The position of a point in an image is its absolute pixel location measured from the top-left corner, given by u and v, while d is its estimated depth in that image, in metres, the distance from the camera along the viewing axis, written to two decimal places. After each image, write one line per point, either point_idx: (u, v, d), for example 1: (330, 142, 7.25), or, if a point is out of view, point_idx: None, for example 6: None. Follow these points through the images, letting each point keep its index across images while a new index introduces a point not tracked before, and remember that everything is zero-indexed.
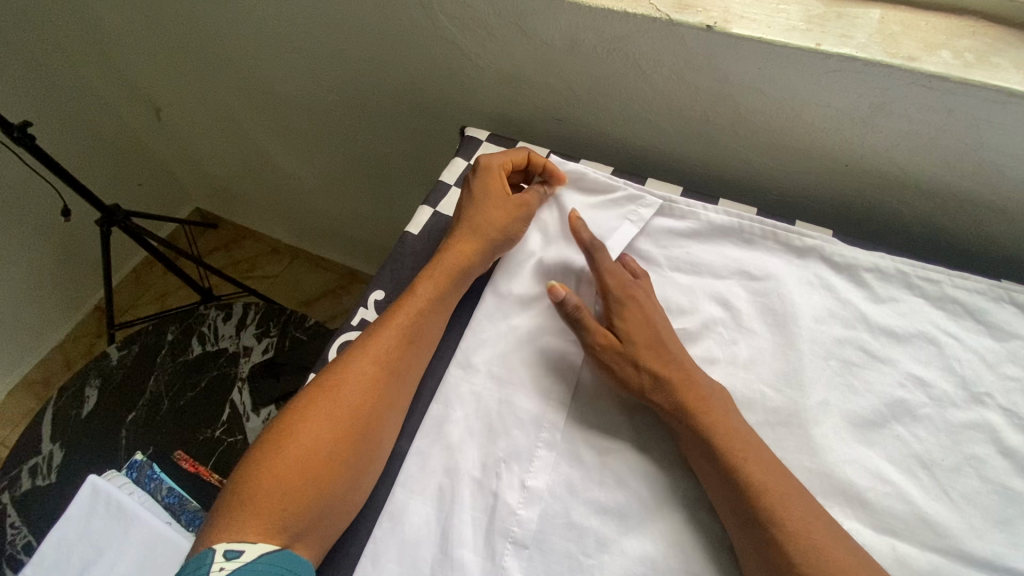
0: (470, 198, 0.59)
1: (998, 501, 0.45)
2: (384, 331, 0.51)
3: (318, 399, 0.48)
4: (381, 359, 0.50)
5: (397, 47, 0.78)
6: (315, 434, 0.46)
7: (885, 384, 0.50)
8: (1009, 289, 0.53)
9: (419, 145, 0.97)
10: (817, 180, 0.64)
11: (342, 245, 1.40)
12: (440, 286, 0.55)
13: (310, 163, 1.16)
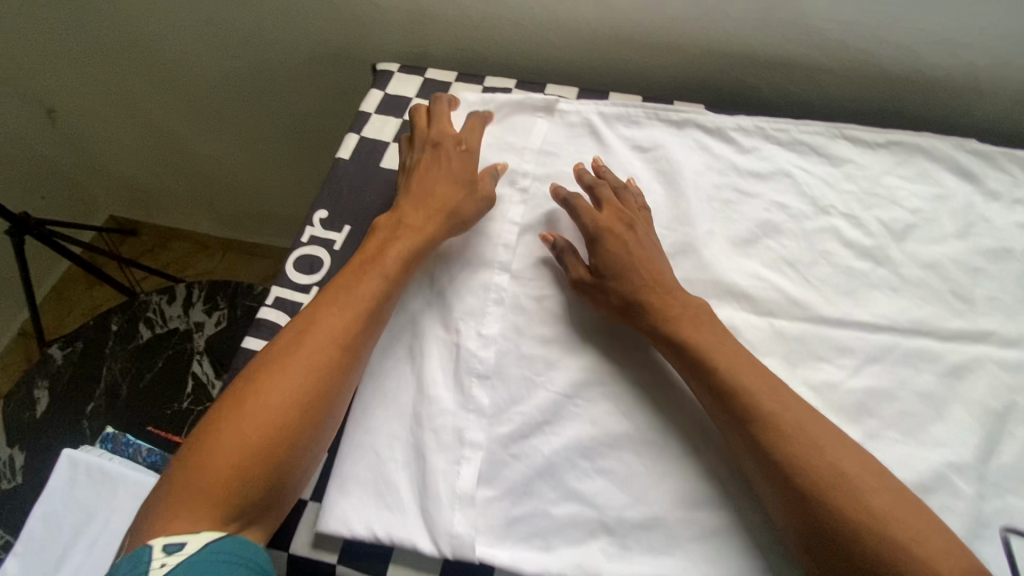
0: (435, 167, 0.60)
1: (845, 279, 0.58)
2: (340, 307, 0.50)
3: (274, 380, 0.45)
4: (332, 346, 0.48)
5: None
6: (271, 418, 0.44)
7: (755, 211, 0.62)
8: (839, 129, 0.67)
9: (332, 98, 1.00)
10: (690, 68, 0.75)
11: (267, 226, 1.41)
12: (399, 261, 0.54)
13: (221, 137, 1.15)
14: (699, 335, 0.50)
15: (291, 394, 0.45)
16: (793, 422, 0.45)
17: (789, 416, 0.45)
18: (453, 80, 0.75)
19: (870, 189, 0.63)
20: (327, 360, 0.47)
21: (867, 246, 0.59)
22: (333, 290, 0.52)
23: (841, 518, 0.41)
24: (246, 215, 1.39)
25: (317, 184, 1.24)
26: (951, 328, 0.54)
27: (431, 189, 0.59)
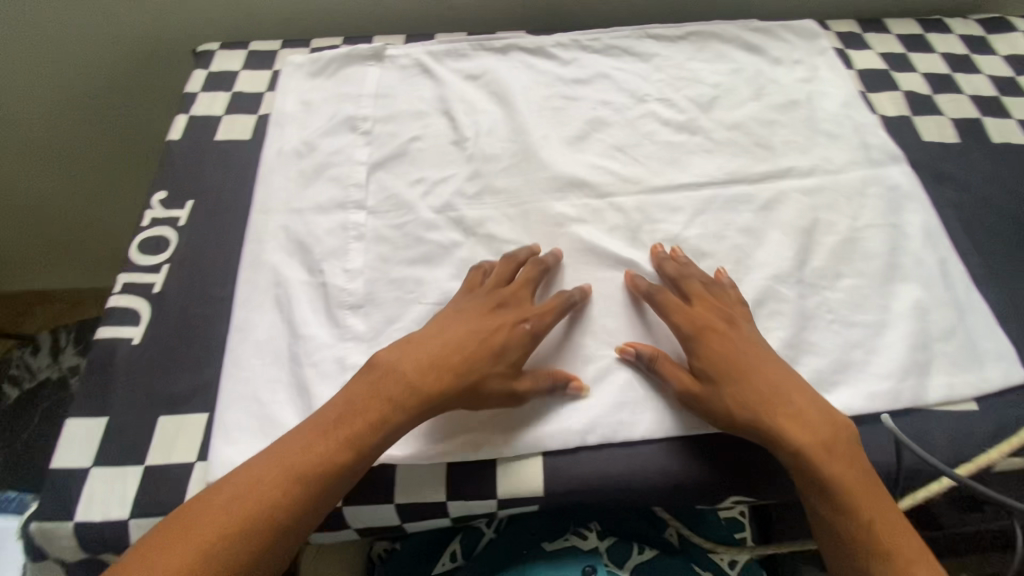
0: (472, 320, 0.49)
1: (668, 152, 0.64)
2: (367, 401, 0.45)
3: (300, 463, 0.43)
4: (364, 434, 0.44)
5: None
6: (264, 509, 0.41)
7: (583, 112, 0.67)
8: (644, 30, 0.74)
9: (122, 49, 0.86)
10: (507, 6, 0.79)
11: (112, 252, 1.17)
12: (446, 352, 0.47)
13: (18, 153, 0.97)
14: (799, 431, 0.45)
15: (286, 487, 0.42)
16: (843, 476, 0.44)
17: (844, 473, 0.44)
18: (280, 48, 0.75)
19: (678, 75, 0.71)
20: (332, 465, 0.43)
21: (682, 121, 0.67)
22: (376, 374, 0.46)
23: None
24: (104, 259, 1.18)
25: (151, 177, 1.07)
26: (759, 171, 0.62)
27: (472, 324, 0.49)
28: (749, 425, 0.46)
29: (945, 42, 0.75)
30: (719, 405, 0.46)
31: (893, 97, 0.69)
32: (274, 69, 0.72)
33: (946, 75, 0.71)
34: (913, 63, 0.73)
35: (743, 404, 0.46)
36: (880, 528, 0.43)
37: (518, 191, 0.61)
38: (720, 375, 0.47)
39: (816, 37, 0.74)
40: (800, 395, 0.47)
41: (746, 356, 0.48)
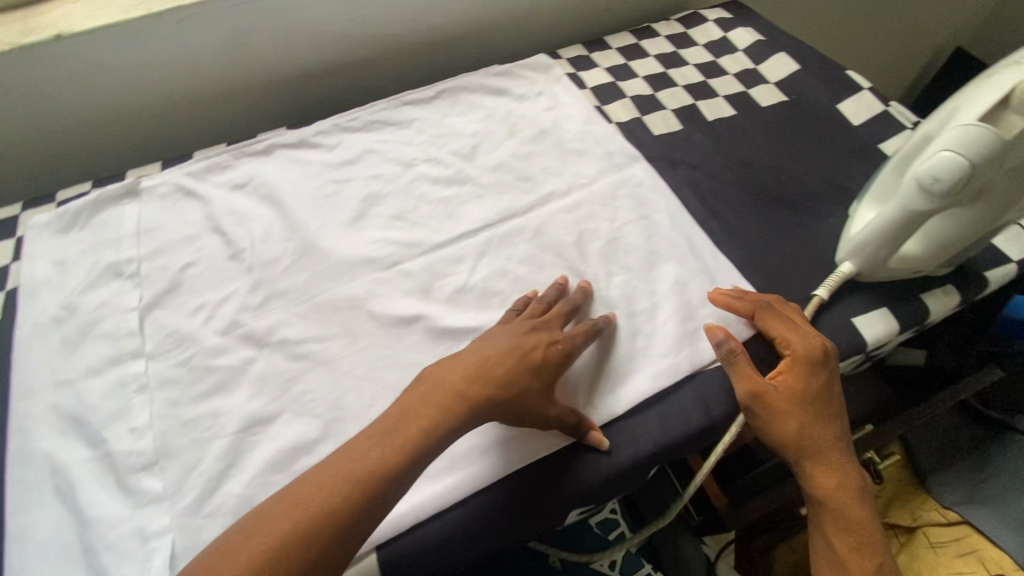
0: (519, 336, 0.52)
1: (443, 205, 0.68)
2: (422, 400, 0.48)
3: (359, 468, 0.44)
4: (417, 438, 0.46)
5: None
6: (323, 498, 0.42)
7: (356, 190, 0.70)
8: (398, 99, 0.79)
9: None
10: (265, 102, 0.81)
11: None
12: (494, 377, 0.49)
13: None
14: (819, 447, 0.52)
15: (351, 472, 0.44)
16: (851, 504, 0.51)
17: (849, 499, 0.51)
18: (22, 210, 0.70)
19: (438, 132, 0.76)
20: (400, 445, 0.45)
21: (450, 175, 0.71)
22: (418, 396, 0.48)
23: None
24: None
25: None
26: (525, 202, 0.68)
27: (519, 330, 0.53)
28: (789, 434, 0.51)
29: (656, 45, 0.87)
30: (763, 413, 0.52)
31: (623, 104, 0.79)
32: (19, 236, 0.67)
33: (661, 74, 0.82)
34: (634, 70, 0.83)
35: (778, 406, 0.51)
36: (870, 546, 0.50)
37: (304, 288, 0.61)
38: (785, 380, 0.52)
39: (549, 69, 0.82)
40: (828, 420, 0.53)
41: (813, 382, 0.53)
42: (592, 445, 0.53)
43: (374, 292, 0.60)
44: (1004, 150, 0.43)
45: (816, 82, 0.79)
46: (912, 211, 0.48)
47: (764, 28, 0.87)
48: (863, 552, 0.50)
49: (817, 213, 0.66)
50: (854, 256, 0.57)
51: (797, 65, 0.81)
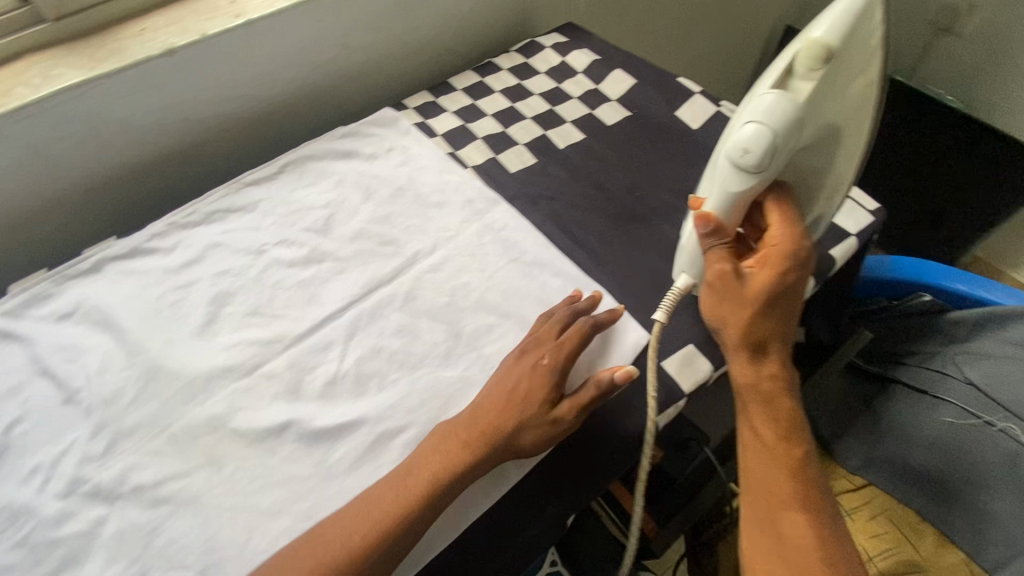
0: (513, 378, 0.53)
1: (302, 290, 0.64)
2: (453, 427, 0.51)
3: (393, 503, 0.47)
4: (439, 467, 0.49)
5: None
6: (354, 538, 0.46)
7: (203, 293, 0.64)
8: (238, 181, 0.74)
9: None
10: (92, 212, 0.73)
11: None
12: (494, 411, 0.51)
13: None
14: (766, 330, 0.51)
15: (376, 513, 0.47)
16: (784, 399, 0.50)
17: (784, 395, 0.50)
18: None
19: (288, 210, 0.72)
20: (420, 488, 0.48)
21: (307, 255, 0.67)
22: (444, 424, 0.52)
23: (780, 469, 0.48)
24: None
25: None
26: (390, 268, 0.65)
27: (513, 372, 0.54)
28: (739, 310, 0.51)
29: (500, 78, 0.87)
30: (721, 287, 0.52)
31: (476, 146, 0.78)
32: None
33: (509, 108, 0.82)
34: (482, 108, 0.83)
35: (738, 279, 0.52)
36: (798, 442, 0.49)
37: (154, 419, 0.55)
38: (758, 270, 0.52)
39: (396, 122, 0.80)
40: (788, 316, 0.52)
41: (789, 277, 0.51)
42: (500, 522, 0.52)
43: (235, 405, 0.55)
44: (784, 128, 0.51)
45: (654, 93, 0.82)
46: (733, 190, 0.54)
47: (599, 47, 0.90)
48: (789, 441, 0.49)
49: (672, 222, 0.69)
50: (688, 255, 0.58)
51: (634, 79, 0.84)
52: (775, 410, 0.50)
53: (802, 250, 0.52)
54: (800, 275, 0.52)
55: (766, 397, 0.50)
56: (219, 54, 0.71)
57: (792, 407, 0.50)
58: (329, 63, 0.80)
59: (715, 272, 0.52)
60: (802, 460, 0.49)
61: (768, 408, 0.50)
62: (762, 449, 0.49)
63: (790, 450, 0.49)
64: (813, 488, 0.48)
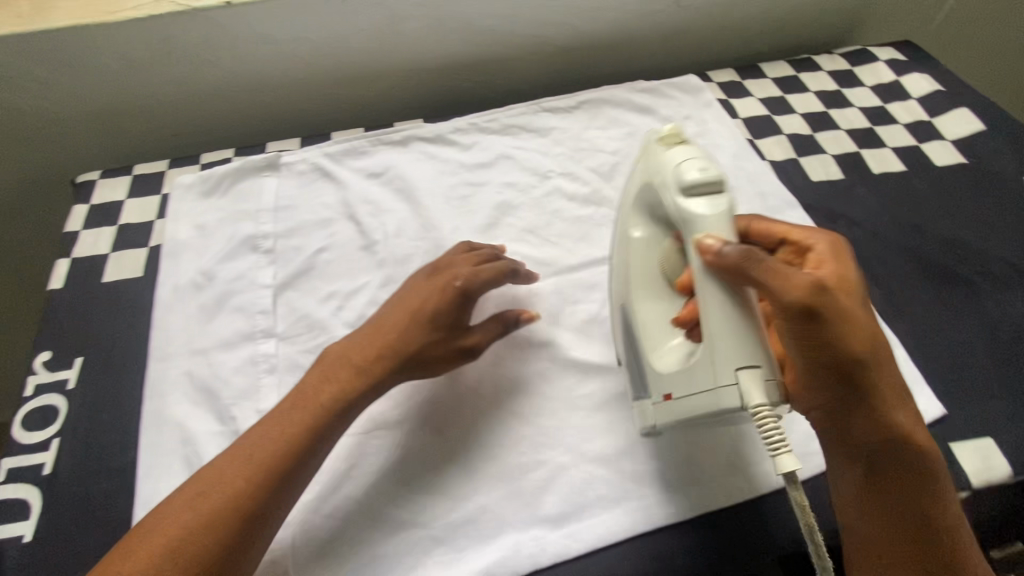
0: (422, 291, 0.51)
1: (578, 225, 0.65)
2: (401, 306, 0.51)
3: (320, 401, 0.46)
4: (370, 365, 0.48)
5: None
6: (272, 439, 0.44)
7: (490, 196, 0.67)
8: (539, 104, 0.76)
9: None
10: (403, 90, 0.79)
11: None
12: (406, 307, 0.51)
13: None
14: (897, 398, 0.41)
15: (280, 428, 0.45)
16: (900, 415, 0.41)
17: (898, 407, 0.41)
18: (167, 168, 0.70)
19: (576, 146, 0.72)
20: (342, 381, 0.47)
21: (588, 194, 0.68)
22: (295, 386, 0.48)
23: (882, 527, 0.41)
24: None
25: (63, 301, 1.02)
26: None
27: (401, 309, 0.51)
28: (859, 329, 0.40)
29: (817, 79, 0.80)
30: (832, 316, 0.39)
31: (778, 142, 0.73)
32: (163, 193, 0.68)
33: (822, 113, 0.76)
34: (791, 105, 0.77)
35: (877, 345, 0.41)
36: (924, 485, 0.41)
37: None
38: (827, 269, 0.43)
39: (700, 91, 0.77)
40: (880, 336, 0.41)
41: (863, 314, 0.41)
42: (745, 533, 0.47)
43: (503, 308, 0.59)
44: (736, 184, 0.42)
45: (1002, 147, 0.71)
46: None
47: (943, 77, 0.79)
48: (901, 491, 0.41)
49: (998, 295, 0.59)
50: (710, 358, 0.40)
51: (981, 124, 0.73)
52: (904, 481, 0.41)
53: (845, 256, 0.44)
54: (854, 267, 0.44)
55: (902, 455, 0.41)
56: None
57: (916, 439, 0.42)
58: (652, 15, 0.79)
59: (752, 277, 0.39)
60: (942, 538, 0.41)
61: (897, 483, 0.41)
62: (884, 526, 0.41)
63: (928, 535, 0.41)
64: (922, 544, 0.41)
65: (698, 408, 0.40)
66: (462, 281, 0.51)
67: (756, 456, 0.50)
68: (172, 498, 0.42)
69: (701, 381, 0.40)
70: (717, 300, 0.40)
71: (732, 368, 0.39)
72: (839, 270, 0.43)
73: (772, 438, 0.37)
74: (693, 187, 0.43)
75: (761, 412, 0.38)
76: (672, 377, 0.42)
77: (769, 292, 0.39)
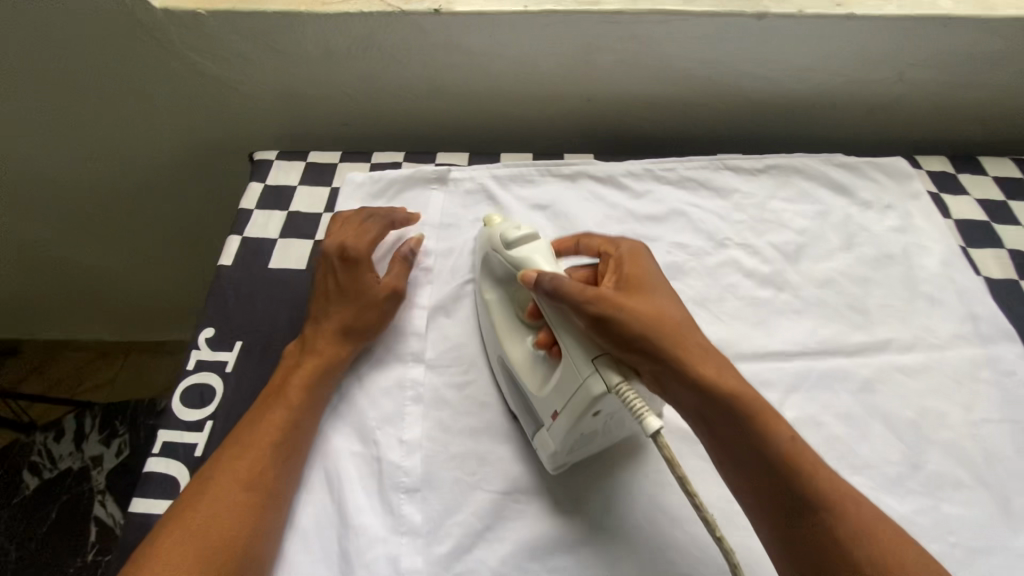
0: (325, 276, 0.56)
1: (754, 308, 0.59)
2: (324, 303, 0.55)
3: (298, 384, 0.50)
4: (334, 338, 0.53)
5: (135, 70, 0.73)
6: (276, 420, 0.48)
7: (658, 255, 0.63)
8: (722, 160, 0.70)
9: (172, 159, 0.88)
10: (575, 117, 0.76)
11: (161, 317, 1.27)
12: (338, 283, 0.55)
13: (68, 229, 1.02)
14: (699, 358, 0.45)
15: (282, 415, 0.48)
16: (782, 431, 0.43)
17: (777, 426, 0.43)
18: (338, 161, 0.71)
19: (759, 215, 0.66)
20: (317, 369, 0.51)
21: (769, 274, 0.61)
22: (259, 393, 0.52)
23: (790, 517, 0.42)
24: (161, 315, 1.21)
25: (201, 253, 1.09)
26: (854, 341, 0.57)
27: (323, 300, 0.55)
28: (645, 319, 0.45)
29: None
30: (619, 317, 0.44)
31: (996, 256, 0.64)
32: (332, 186, 0.69)
33: None
34: (1015, 213, 0.67)
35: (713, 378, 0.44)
36: (825, 480, 0.42)
37: None
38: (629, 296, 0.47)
39: (909, 179, 0.68)
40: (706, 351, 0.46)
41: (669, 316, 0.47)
42: None
43: None
44: None
45: None
46: None
47: None
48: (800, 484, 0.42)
49: None
50: (571, 361, 0.45)
51: None
52: (750, 442, 0.43)
53: (641, 261, 0.52)
54: (648, 267, 0.51)
55: (733, 414, 0.44)
56: (790, 33, 0.66)
57: (757, 406, 0.44)
58: (866, 83, 0.72)
59: (569, 299, 0.45)
60: (819, 504, 0.41)
61: (734, 438, 0.44)
62: (763, 507, 0.43)
63: (793, 498, 0.42)
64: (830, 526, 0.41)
65: (576, 408, 0.44)
66: (361, 247, 0.57)
67: (656, 464, 0.50)
68: (168, 524, 0.42)
69: (571, 379, 0.44)
70: (565, 331, 0.46)
71: (588, 358, 0.44)
72: (631, 273, 0.50)
73: (634, 403, 0.41)
74: (517, 245, 0.51)
75: (621, 388, 0.42)
76: (550, 394, 0.46)
77: (602, 317, 0.44)
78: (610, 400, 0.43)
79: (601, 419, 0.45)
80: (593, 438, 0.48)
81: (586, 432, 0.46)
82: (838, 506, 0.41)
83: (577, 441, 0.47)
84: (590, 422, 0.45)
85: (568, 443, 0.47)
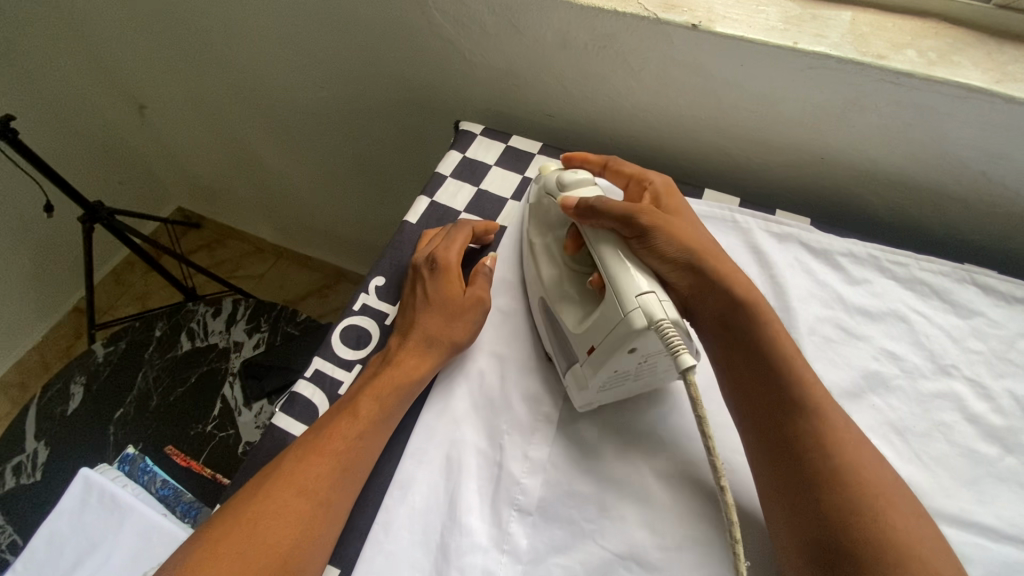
0: (412, 289, 0.55)
1: (967, 463, 0.49)
2: (421, 294, 0.54)
3: (403, 362, 0.50)
4: (441, 324, 0.52)
5: (380, 18, 0.78)
6: (379, 392, 0.48)
7: (861, 358, 0.54)
8: (971, 272, 0.58)
9: (376, 102, 0.93)
10: (799, 172, 0.68)
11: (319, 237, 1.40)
12: (427, 292, 0.53)
13: (275, 137, 1.14)
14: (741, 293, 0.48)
15: (388, 385, 0.48)
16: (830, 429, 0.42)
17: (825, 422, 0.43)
18: (537, 152, 0.70)
19: (1000, 352, 0.54)
20: (421, 348, 0.51)
21: (998, 427, 0.50)
22: (365, 367, 0.52)
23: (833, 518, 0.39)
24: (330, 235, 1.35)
25: (371, 190, 1.16)
26: None
27: (421, 306, 0.53)
28: (691, 239, 0.49)
29: None
30: (663, 231, 0.48)
31: None
32: (525, 175, 0.68)
33: None
34: None
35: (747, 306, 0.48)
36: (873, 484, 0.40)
37: None
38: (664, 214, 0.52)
39: None
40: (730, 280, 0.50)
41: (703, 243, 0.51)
42: None
43: None
44: None
45: None
46: None
47: None
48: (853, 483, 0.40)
49: None
50: (615, 296, 0.44)
51: None
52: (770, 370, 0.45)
53: (674, 199, 0.56)
54: (681, 203, 0.56)
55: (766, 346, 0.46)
56: None
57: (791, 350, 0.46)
58: None
59: (615, 218, 0.48)
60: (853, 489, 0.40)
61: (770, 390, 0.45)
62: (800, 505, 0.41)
63: (788, 411, 0.43)
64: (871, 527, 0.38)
65: (616, 340, 0.44)
66: (448, 255, 0.55)
67: None
68: (285, 458, 0.44)
69: (612, 316, 0.44)
70: (609, 245, 0.48)
71: (634, 295, 0.43)
72: (668, 203, 0.55)
73: (673, 339, 0.41)
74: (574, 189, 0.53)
75: (664, 324, 0.41)
76: (586, 331, 0.47)
77: (648, 231, 0.48)
78: (650, 338, 0.43)
79: (637, 358, 0.45)
80: (623, 381, 0.48)
81: (619, 368, 0.46)
82: (830, 430, 0.42)
83: (610, 380, 0.47)
84: (625, 359, 0.45)
85: (601, 381, 0.47)
